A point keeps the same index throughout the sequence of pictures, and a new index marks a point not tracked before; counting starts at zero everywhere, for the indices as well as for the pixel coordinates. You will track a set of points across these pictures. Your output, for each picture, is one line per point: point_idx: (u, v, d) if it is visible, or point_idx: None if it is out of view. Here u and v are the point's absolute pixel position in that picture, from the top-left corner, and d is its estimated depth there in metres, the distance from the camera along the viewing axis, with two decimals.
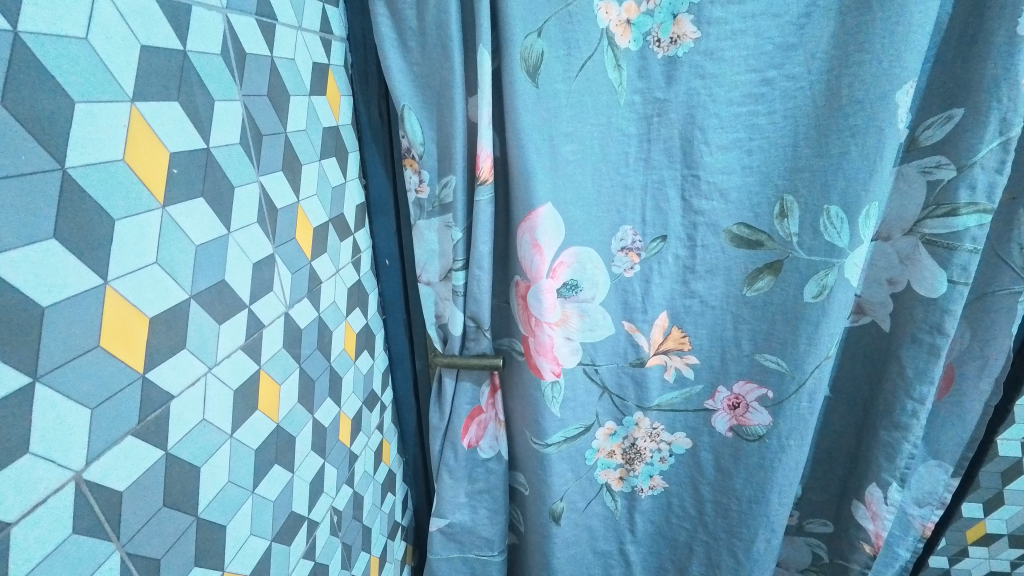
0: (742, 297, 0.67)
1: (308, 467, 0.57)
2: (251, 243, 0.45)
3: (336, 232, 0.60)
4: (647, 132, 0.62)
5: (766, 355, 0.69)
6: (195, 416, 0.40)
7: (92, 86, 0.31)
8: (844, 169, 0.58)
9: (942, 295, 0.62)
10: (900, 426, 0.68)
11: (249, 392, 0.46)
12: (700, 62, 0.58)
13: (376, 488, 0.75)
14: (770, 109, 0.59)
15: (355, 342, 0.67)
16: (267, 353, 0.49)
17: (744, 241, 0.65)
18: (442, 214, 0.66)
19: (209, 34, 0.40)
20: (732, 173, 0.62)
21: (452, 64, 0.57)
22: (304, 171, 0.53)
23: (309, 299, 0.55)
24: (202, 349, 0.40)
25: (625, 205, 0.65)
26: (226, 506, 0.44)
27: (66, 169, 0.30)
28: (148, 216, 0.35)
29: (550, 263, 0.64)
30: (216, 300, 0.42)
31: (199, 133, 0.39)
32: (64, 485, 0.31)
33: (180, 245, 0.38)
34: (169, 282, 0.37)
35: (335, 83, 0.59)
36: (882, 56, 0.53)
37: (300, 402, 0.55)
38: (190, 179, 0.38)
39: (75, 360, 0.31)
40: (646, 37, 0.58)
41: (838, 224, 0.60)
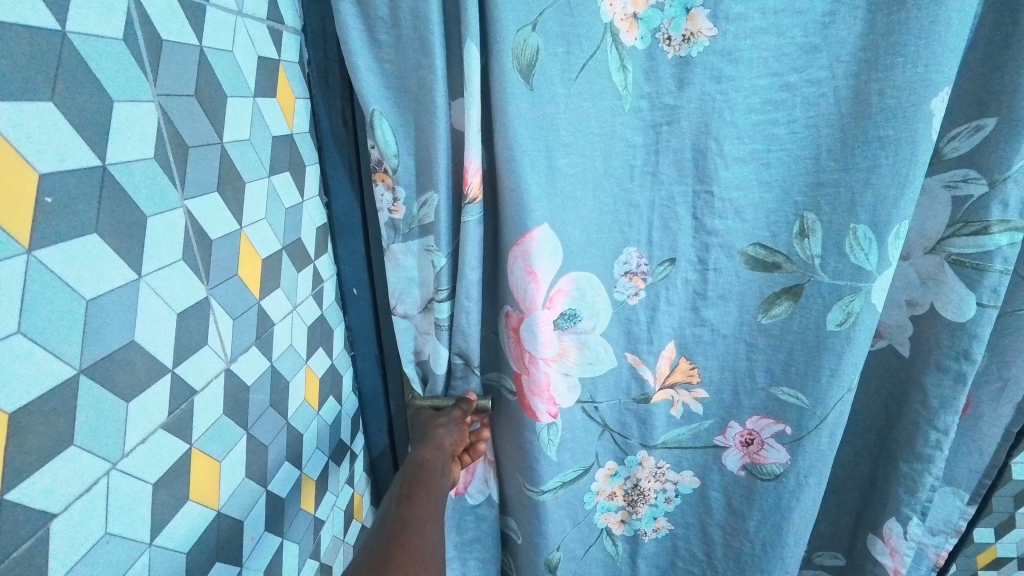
0: (756, 325, 0.62)
1: (263, 552, 0.46)
2: (173, 287, 0.35)
3: (291, 261, 0.50)
4: (655, 142, 0.55)
5: (782, 389, 0.64)
6: (95, 530, 0.30)
7: None
8: (873, 184, 0.53)
9: (970, 319, 0.56)
10: (923, 458, 0.62)
11: (176, 481, 0.36)
12: (715, 62, 0.51)
13: (348, 552, 0.64)
14: (790, 116, 0.54)
15: (318, 389, 0.56)
16: (201, 426, 0.38)
17: (759, 264, 0.59)
18: (422, 236, 0.56)
19: (102, 10, 0.29)
20: (748, 189, 0.56)
21: (431, 63, 0.48)
22: (249, 191, 0.43)
23: (258, 348, 0.45)
24: (101, 437, 0.30)
25: (630, 225, 0.58)
26: None
27: None
28: (4, 267, 0.25)
29: (546, 291, 0.56)
30: (124, 371, 0.31)
31: (92, 147, 0.29)
32: None
33: (59, 302, 0.27)
34: (42, 355, 0.27)
35: (288, 82, 0.49)
36: (915, 60, 0.48)
37: (250, 475, 0.44)
38: (75, 211, 0.28)
39: None
40: (655, 34, 0.51)
41: (865, 245, 0.55)
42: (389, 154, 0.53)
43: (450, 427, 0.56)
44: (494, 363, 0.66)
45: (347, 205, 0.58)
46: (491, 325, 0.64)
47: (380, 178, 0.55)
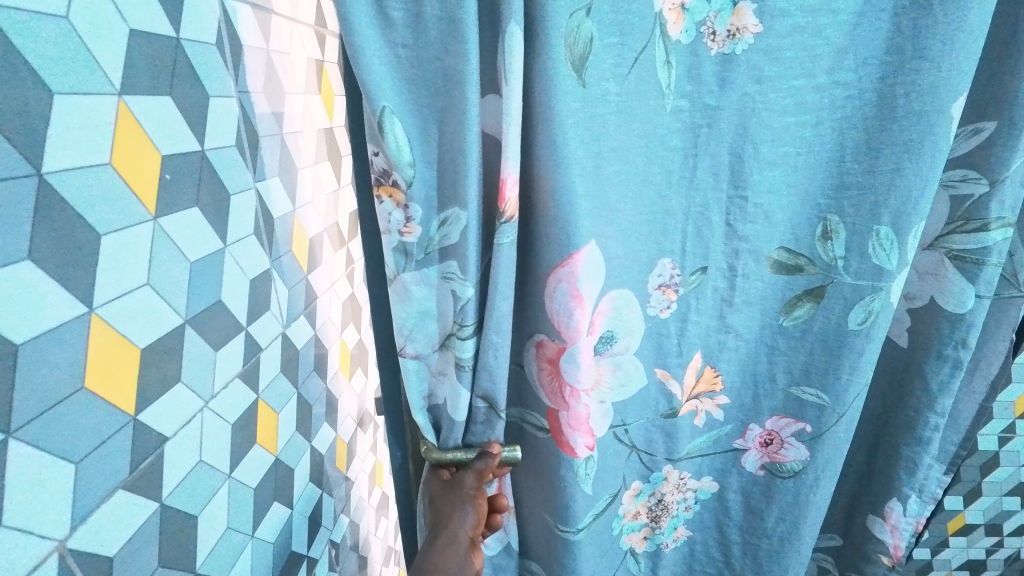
0: (777, 327, 0.61)
1: (307, 501, 0.49)
2: (247, 254, 0.38)
3: (331, 240, 0.52)
4: (694, 145, 0.50)
5: (803, 388, 0.64)
6: (189, 460, 0.34)
7: (64, 69, 0.25)
8: (898, 187, 0.53)
9: (969, 309, 0.60)
10: (921, 440, 0.66)
11: (249, 425, 0.40)
12: (758, 61, 0.48)
13: (371, 516, 0.67)
14: (818, 119, 0.52)
15: (349, 360, 0.59)
16: (266, 380, 0.42)
17: (784, 267, 0.58)
18: (440, 260, 0.47)
19: (204, 14, 0.33)
20: (778, 193, 0.54)
21: (461, 51, 0.39)
22: (302, 173, 0.46)
23: (307, 317, 0.48)
24: (200, 377, 0.34)
25: (664, 235, 0.54)
26: (224, 561, 0.38)
27: (43, 175, 0.24)
28: (134, 231, 0.29)
29: (587, 320, 0.49)
30: (211, 323, 0.35)
31: (193, 133, 0.33)
32: (46, 559, 0.25)
33: (173, 262, 0.32)
34: (161, 306, 0.31)
35: (329, 81, 0.50)
36: (941, 65, 0.48)
37: (300, 430, 0.48)
38: (182, 185, 0.32)
39: (53, 407, 0.25)
40: (699, 28, 0.46)
41: (887, 246, 0.55)
42: (397, 164, 0.42)
43: (464, 507, 0.50)
44: (519, 396, 0.59)
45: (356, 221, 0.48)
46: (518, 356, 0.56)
47: (386, 194, 0.44)
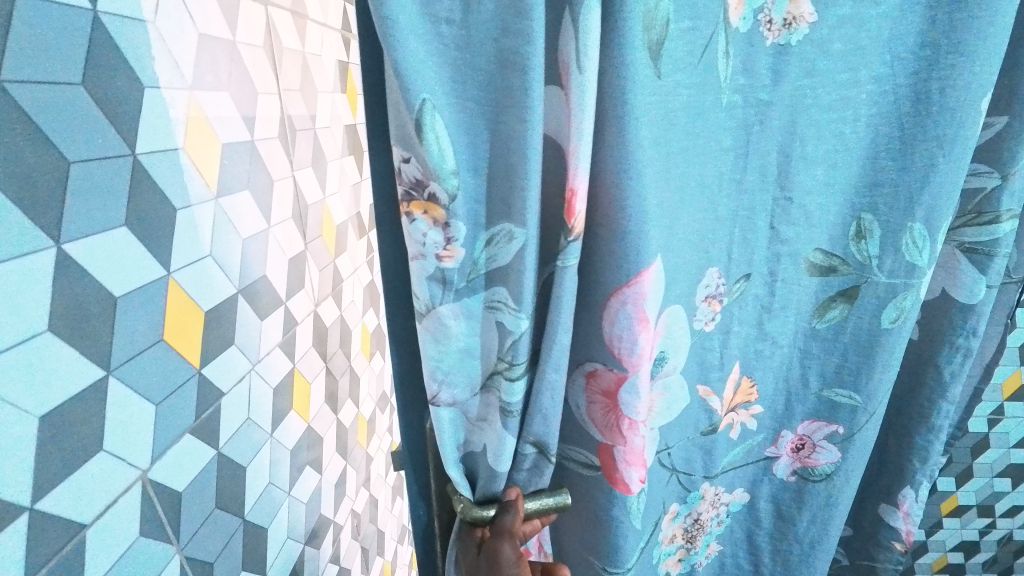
0: (810, 330, 0.60)
1: (333, 470, 0.57)
2: (287, 237, 0.45)
3: (352, 230, 0.61)
4: (745, 144, 0.47)
5: (833, 389, 0.62)
6: (239, 418, 0.38)
7: (144, 55, 0.28)
8: (931, 184, 0.51)
9: (981, 300, 0.61)
10: (932, 428, 0.68)
11: (286, 392, 0.45)
12: (809, 53, 0.46)
13: (389, 489, 0.78)
14: (857, 115, 0.50)
15: (369, 343, 0.68)
16: (299, 354, 0.48)
17: (818, 268, 0.56)
18: (483, 287, 0.39)
19: (253, 17, 0.39)
20: (818, 193, 0.52)
21: (526, 29, 0.31)
22: (328, 167, 0.53)
23: (332, 299, 0.55)
24: (249, 342, 0.39)
25: (714, 242, 0.50)
26: (265, 514, 0.42)
27: (136, 154, 0.28)
28: (204, 206, 0.34)
29: (649, 345, 0.43)
30: (260, 294, 0.41)
31: (247, 123, 0.38)
32: (132, 487, 0.28)
33: (230, 234, 0.36)
34: (219, 275, 0.35)
35: (354, 82, 0.60)
36: (977, 59, 0.47)
37: (326, 404, 0.54)
38: (238, 170, 0.37)
39: (134, 359, 0.28)
40: (757, 15, 0.44)
41: (920, 243, 0.54)
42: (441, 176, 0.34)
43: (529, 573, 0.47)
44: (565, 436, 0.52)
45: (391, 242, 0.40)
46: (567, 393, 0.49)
47: (421, 211, 0.35)
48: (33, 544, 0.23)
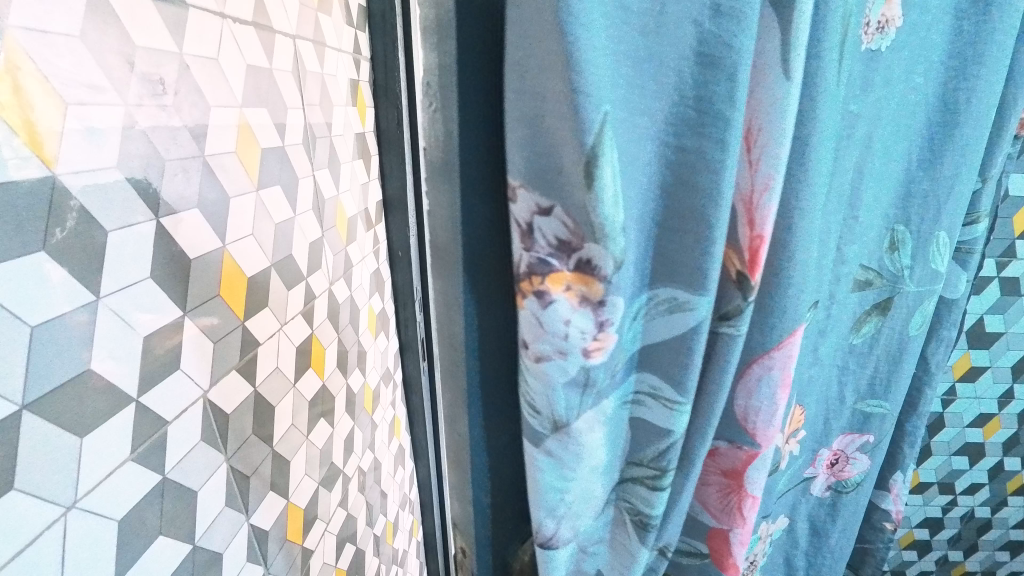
0: (867, 294, 0.97)
1: (343, 426, 0.67)
2: (308, 226, 0.55)
3: (361, 222, 0.71)
4: (840, 150, 0.82)
5: (865, 401, 1.06)
6: (270, 366, 0.48)
7: (212, 81, 0.38)
8: (946, 183, 0.90)
9: (942, 274, 0.95)
10: (931, 373, 1.03)
11: (306, 352, 0.55)
12: (871, 62, 0.81)
13: (392, 456, 0.89)
14: (887, 142, 0.88)
15: (375, 323, 0.78)
16: (317, 322, 0.58)
17: (862, 283, 0.96)
18: (670, 312, 0.80)
19: (284, 52, 0.49)
20: (871, 197, 0.90)
21: (730, 60, 0.66)
22: (342, 170, 0.64)
23: (344, 280, 0.65)
24: (278, 306, 0.49)
25: (813, 220, 0.80)
26: (289, 446, 0.52)
27: (206, 157, 0.38)
28: (247, 197, 0.43)
29: (779, 417, 0.90)
30: (287, 269, 0.50)
31: (279, 133, 0.48)
32: (196, 401, 0.38)
33: (266, 220, 0.46)
34: (256, 250, 0.45)
35: (362, 97, 0.71)
36: (985, 93, 0.84)
37: (338, 368, 0.64)
38: (272, 170, 0.47)
39: (202, 304, 0.38)
40: (864, 27, 0.77)
41: (943, 250, 0.94)
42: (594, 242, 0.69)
43: None
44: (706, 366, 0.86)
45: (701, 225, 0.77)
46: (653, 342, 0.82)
47: (565, 280, 0.72)
48: (140, 425, 0.33)
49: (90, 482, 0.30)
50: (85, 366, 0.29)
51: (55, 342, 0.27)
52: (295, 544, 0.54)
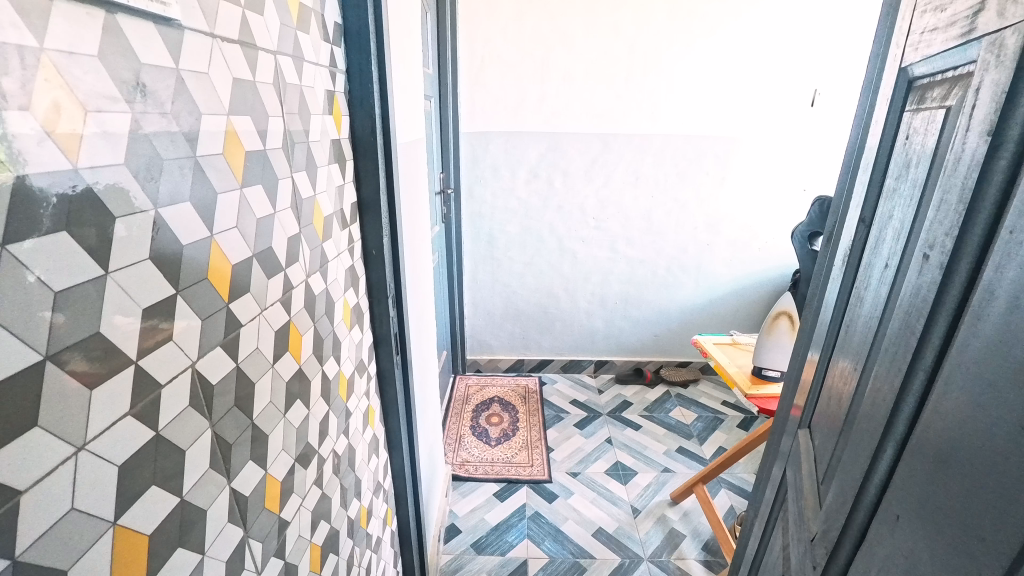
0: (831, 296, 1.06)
1: (318, 410, 0.72)
2: (286, 222, 0.60)
3: (337, 221, 0.77)
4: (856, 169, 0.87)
5: None
6: (251, 345, 0.54)
7: (206, 96, 0.45)
8: None
9: None
10: None
11: (283, 336, 0.60)
12: (867, 89, 0.88)
13: (366, 445, 0.94)
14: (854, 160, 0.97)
15: (350, 316, 0.84)
16: (294, 309, 0.63)
17: None
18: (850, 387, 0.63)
19: (266, 68, 0.55)
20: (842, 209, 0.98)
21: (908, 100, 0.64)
22: (318, 173, 0.69)
23: (321, 274, 0.71)
24: (259, 292, 0.55)
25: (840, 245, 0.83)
26: (267, 421, 0.57)
27: (197, 157, 0.44)
28: (233, 193, 0.49)
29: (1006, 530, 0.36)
30: (266, 260, 0.56)
31: (260, 139, 0.54)
32: (186, 370, 0.44)
33: (248, 215, 0.52)
34: (240, 241, 0.51)
35: (338, 106, 0.77)
36: None
37: (313, 355, 0.69)
38: (254, 170, 0.53)
39: (192, 285, 0.44)
40: None
41: None
42: None
43: None
44: (828, 446, 0.68)
45: (910, 282, 0.49)
46: (856, 455, 0.55)
47: None
48: (137, 387, 0.38)
49: (96, 429, 0.35)
50: (96, 329, 0.34)
51: (75, 307, 0.33)
52: (271, 513, 0.59)
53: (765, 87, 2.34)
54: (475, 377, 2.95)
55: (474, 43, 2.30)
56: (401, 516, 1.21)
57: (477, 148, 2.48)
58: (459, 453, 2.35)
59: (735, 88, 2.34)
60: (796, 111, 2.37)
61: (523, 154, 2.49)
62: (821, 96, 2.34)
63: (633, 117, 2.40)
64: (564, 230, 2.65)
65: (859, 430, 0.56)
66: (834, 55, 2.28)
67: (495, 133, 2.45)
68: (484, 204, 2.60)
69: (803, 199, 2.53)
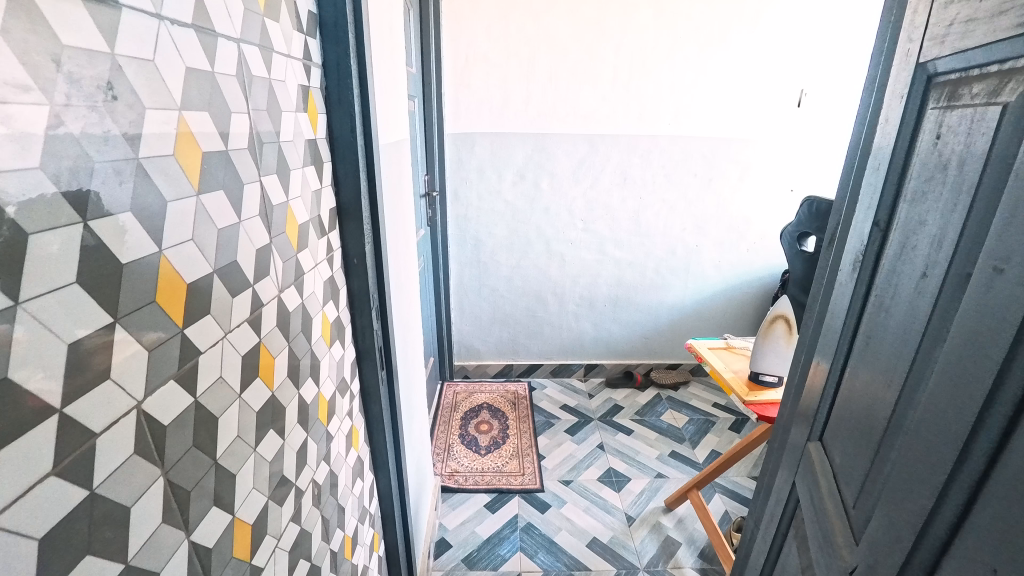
0: None
1: (295, 437, 0.65)
2: (254, 232, 0.53)
3: (314, 229, 0.70)
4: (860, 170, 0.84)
5: None
6: (214, 374, 0.47)
7: (152, 89, 0.38)
8: None
9: None
10: None
11: (253, 360, 0.54)
12: (869, 86, 0.85)
13: (350, 469, 0.87)
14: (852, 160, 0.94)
15: (329, 331, 0.77)
16: (265, 329, 0.56)
17: None
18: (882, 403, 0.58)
19: (227, 57, 0.48)
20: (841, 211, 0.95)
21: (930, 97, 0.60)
22: (291, 176, 0.63)
23: (295, 288, 0.64)
24: (222, 313, 0.48)
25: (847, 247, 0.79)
26: (234, 458, 0.51)
27: (140, 159, 0.37)
28: (188, 201, 0.42)
29: None
30: (231, 276, 0.49)
31: (220, 137, 0.47)
32: (131, 411, 0.37)
33: (207, 226, 0.45)
34: (198, 257, 0.44)
35: (314, 102, 0.70)
36: None
37: (288, 377, 0.63)
38: (214, 174, 0.46)
39: (137, 310, 0.37)
40: None
41: None
42: None
43: None
44: (863, 472, 0.61)
45: (976, 296, 0.43)
46: (902, 481, 0.50)
47: None
48: (61, 439, 0.31)
49: (6, 498, 0.28)
50: (1, 375, 0.28)
51: None
52: (241, 560, 0.53)
53: (752, 87, 2.33)
54: (463, 384, 2.88)
55: (458, 43, 2.24)
56: (389, 539, 1.15)
57: (462, 150, 2.42)
58: (448, 464, 2.27)
59: (722, 89, 2.32)
60: (783, 111, 2.36)
61: (510, 155, 2.43)
62: (807, 96, 2.35)
63: (620, 118, 2.37)
64: (552, 232, 2.60)
65: (908, 459, 0.50)
66: (820, 55, 2.29)
67: (480, 134, 2.39)
68: (470, 206, 2.54)
69: (790, 199, 2.53)
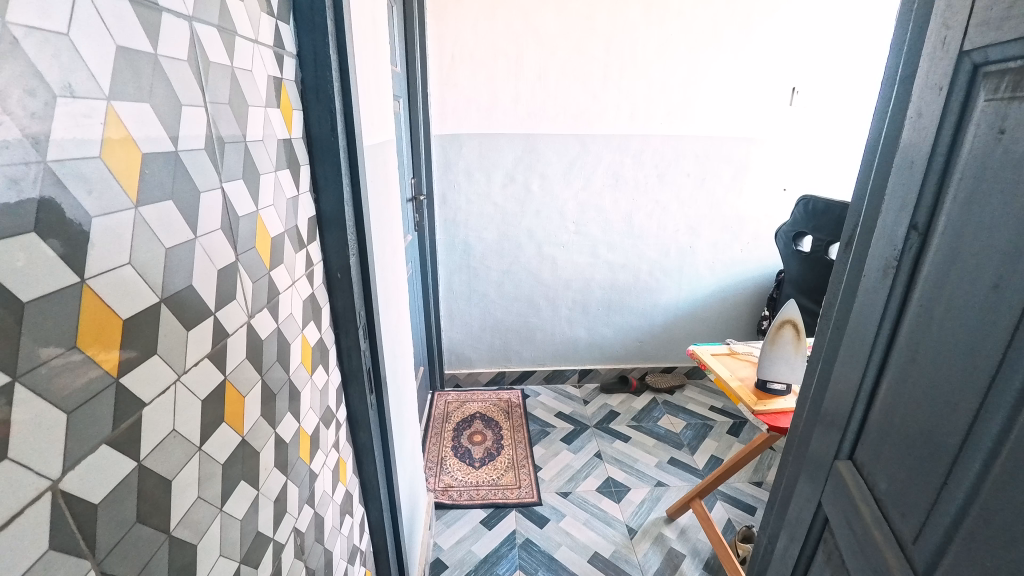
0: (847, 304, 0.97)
1: (272, 484, 0.56)
2: (215, 249, 0.45)
3: (291, 242, 0.61)
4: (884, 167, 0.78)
5: None
6: (165, 428, 0.38)
7: (67, 74, 0.29)
8: None
9: None
10: None
11: (216, 403, 0.45)
12: (891, 77, 0.79)
13: (337, 507, 0.78)
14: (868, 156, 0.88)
15: (311, 356, 0.68)
16: (232, 363, 0.48)
17: None
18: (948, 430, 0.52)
19: (175, 39, 0.39)
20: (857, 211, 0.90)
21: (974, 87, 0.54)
22: (262, 181, 0.54)
23: (269, 312, 0.55)
24: (174, 352, 0.39)
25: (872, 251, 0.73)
26: (193, 525, 0.42)
27: (49, 163, 0.28)
28: (122, 215, 0.34)
29: None
30: (186, 304, 0.40)
31: (166, 134, 0.38)
32: (42, 494, 0.28)
33: (150, 245, 0.37)
34: (139, 285, 0.35)
35: (287, 97, 0.61)
36: None
37: (262, 416, 0.54)
38: (159, 181, 0.37)
39: (48, 361, 0.28)
40: None
41: None
42: None
43: None
44: (924, 505, 0.55)
45: None
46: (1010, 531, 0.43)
47: None
48: None
49: None
50: None
51: None
52: None
53: (745, 86, 2.29)
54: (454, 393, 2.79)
55: (443, 41, 2.16)
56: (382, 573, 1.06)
57: (450, 152, 2.33)
58: (441, 478, 2.18)
59: (715, 87, 2.28)
60: (776, 110, 2.33)
61: (499, 156, 2.35)
62: (799, 95, 2.32)
63: (611, 118, 2.31)
64: (544, 236, 2.53)
65: (1016, 501, 0.43)
66: (811, 53, 2.26)
67: (468, 135, 2.31)
68: (459, 210, 2.45)
69: (783, 198, 2.50)
